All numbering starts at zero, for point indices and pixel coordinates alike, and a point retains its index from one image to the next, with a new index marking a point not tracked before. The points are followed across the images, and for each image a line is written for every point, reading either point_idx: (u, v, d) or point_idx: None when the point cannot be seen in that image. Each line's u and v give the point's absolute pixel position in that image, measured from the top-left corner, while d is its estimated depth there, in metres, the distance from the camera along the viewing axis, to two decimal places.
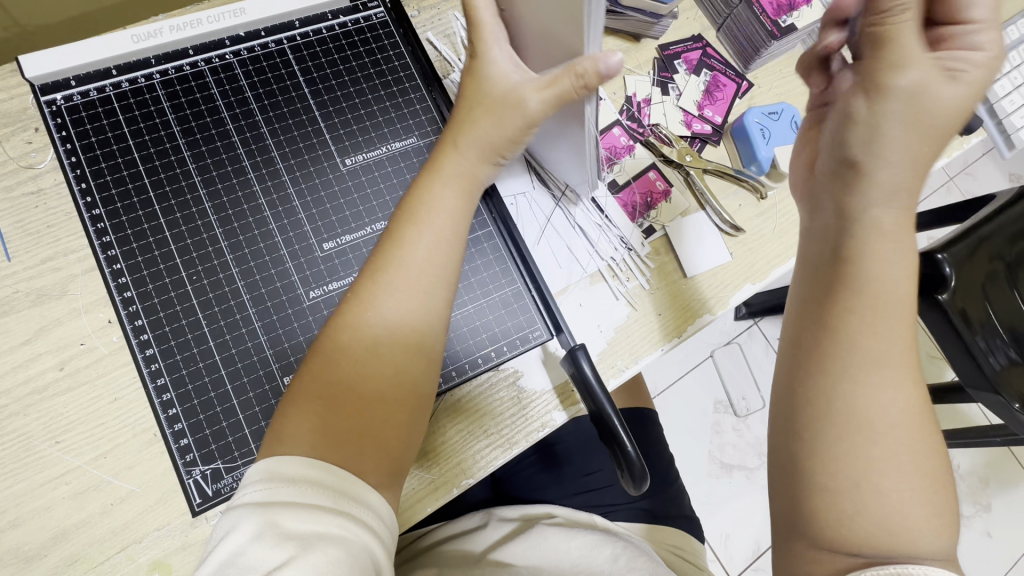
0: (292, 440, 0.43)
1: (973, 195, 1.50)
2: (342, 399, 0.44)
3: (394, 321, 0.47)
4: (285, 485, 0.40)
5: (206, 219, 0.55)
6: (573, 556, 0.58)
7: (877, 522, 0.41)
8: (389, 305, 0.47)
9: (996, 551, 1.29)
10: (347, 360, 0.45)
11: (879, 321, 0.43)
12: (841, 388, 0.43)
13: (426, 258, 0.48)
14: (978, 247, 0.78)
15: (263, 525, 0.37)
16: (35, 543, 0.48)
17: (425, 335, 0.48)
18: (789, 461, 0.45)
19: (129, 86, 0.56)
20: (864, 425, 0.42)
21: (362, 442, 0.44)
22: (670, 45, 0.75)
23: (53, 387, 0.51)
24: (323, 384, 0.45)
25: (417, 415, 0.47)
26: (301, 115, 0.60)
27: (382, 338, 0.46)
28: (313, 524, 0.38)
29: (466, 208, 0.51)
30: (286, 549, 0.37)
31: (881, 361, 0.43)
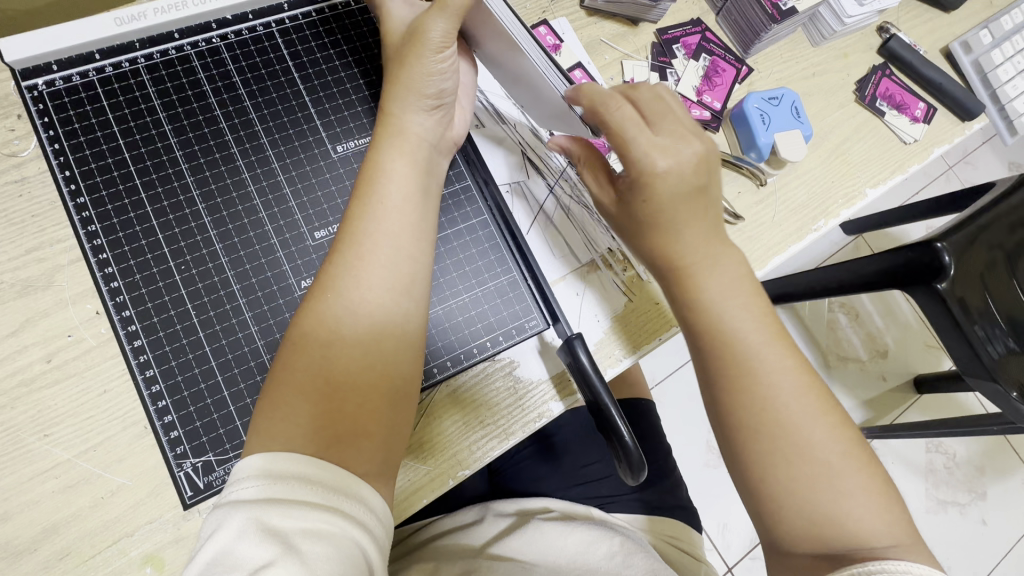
0: (273, 436, 0.42)
1: (972, 184, 1.49)
2: (319, 390, 0.43)
3: (358, 301, 0.46)
4: (273, 482, 0.39)
5: (194, 206, 0.54)
6: (570, 552, 0.58)
7: (809, 513, 0.45)
8: (354, 284, 0.46)
9: (991, 539, 1.30)
10: (313, 346, 0.44)
11: (742, 343, 0.49)
12: (753, 392, 0.48)
13: (387, 235, 0.48)
14: (976, 236, 0.77)
15: (249, 523, 0.37)
16: (24, 538, 0.47)
17: (390, 312, 0.47)
18: (745, 466, 0.49)
19: (113, 71, 0.55)
20: (783, 421, 0.47)
21: (348, 433, 0.43)
22: (668, 29, 0.74)
23: (41, 379, 0.50)
24: (297, 372, 0.44)
25: (395, 402, 0.46)
26: (291, 101, 0.59)
27: (347, 320, 0.45)
28: (301, 521, 0.37)
29: (414, 167, 0.50)
30: (273, 547, 0.36)
31: (758, 363, 0.49)
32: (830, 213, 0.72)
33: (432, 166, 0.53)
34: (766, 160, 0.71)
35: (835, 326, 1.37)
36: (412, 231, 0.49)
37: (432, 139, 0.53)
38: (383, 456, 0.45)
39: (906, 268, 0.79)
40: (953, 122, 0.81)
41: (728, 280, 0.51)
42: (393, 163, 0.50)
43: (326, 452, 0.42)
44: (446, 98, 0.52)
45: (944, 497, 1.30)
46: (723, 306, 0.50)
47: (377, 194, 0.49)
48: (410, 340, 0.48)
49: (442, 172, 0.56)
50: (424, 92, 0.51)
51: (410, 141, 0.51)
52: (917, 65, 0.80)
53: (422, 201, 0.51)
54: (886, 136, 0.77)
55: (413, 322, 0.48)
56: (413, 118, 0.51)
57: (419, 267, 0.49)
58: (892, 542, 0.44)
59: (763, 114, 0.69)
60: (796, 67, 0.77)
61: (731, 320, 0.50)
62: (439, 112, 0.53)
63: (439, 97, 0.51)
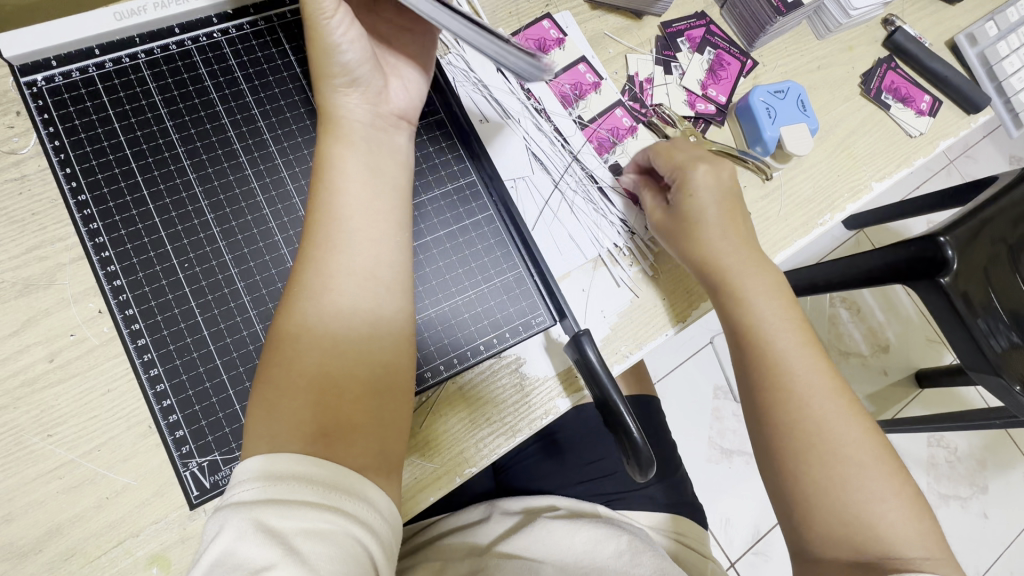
0: (256, 435, 0.42)
1: (973, 178, 1.49)
2: (304, 385, 0.43)
3: (324, 294, 0.46)
4: (269, 483, 0.39)
5: (196, 203, 0.53)
6: (577, 550, 0.58)
7: (838, 514, 0.47)
8: (316, 276, 0.46)
9: (993, 532, 1.30)
10: (299, 344, 0.44)
11: (780, 343, 0.53)
12: (791, 396, 0.51)
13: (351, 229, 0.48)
14: (981, 231, 0.77)
15: (249, 524, 0.36)
16: (29, 538, 0.47)
17: (364, 305, 0.47)
18: (781, 475, 0.50)
19: (113, 67, 0.54)
20: (818, 430, 0.49)
21: (346, 434, 0.43)
22: (673, 22, 0.73)
23: (43, 379, 0.49)
24: (292, 372, 0.43)
25: (382, 393, 0.46)
26: (294, 96, 0.58)
27: (337, 317, 0.46)
28: (301, 522, 0.37)
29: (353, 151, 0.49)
30: (274, 549, 0.36)
31: (794, 366, 0.52)
32: (836, 207, 0.72)
33: (377, 146, 0.51)
34: (772, 153, 0.70)
35: (837, 321, 1.37)
36: (362, 215, 0.48)
37: (368, 118, 0.51)
38: (378, 448, 0.44)
39: (910, 262, 0.78)
40: (958, 115, 0.80)
41: (764, 285, 0.55)
42: (333, 150, 0.49)
43: (312, 446, 0.41)
44: (362, 69, 0.49)
45: (946, 491, 1.30)
46: (759, 309, 0.54)
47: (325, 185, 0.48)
48: (390, 330, 0.48)
49: (399, 148, 0.53)
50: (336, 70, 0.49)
51: (341, 124, 0.50)
52: (922, 58, 0.79)
53: (374, 182, 0.50)
54: (891, 129, 0.77)
55: (383, 307, 0.47)
56: (340, 101, 0.50)
57: (387, 255, 0.49)
58: (926, 553, 0.46)
59: (769, 107, 0.68)
60: (801, 60, 0.76)
61: (765, 319, 0.54)
62: (364, 87, 0.51)
63: (348, 71, 0.49)
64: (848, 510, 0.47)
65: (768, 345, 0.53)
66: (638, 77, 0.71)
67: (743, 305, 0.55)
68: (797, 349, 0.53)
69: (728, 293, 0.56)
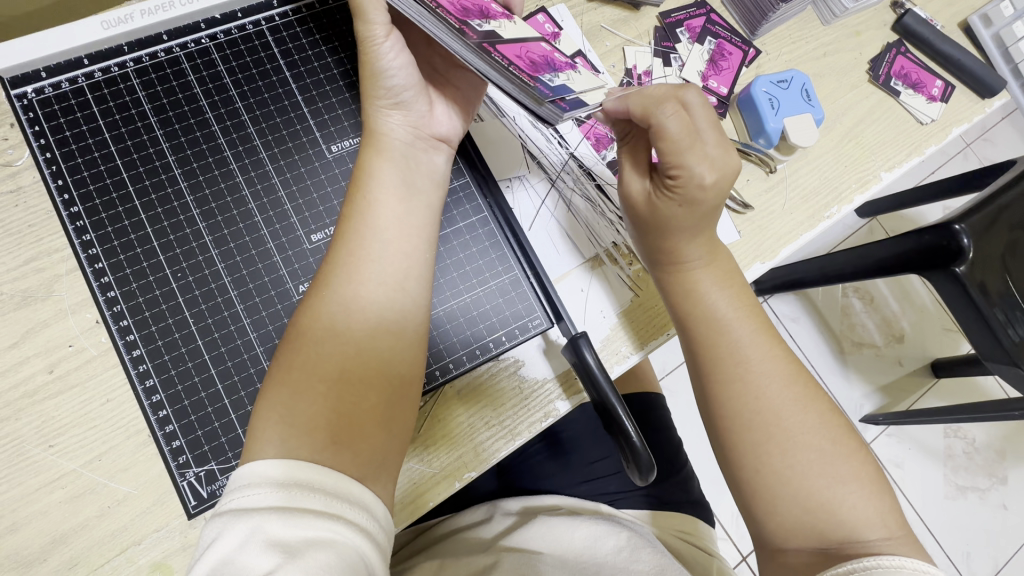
0: (262, 441, 0.41)
1: (991, 162, 1.44)
2: (320, 389, 0.43)
3: (349, 297, 0.46)
4: (270, 488, 0.38)
5: (189, 213, 0.53)
6: (577, 546, 0.58)
7: (802, 505, 0.45)
8: (347, 283, 0.46)
9: (1012, 524, 1.27)
10: (311, 347, 0.44)
11: (728, 336, 0.51)
12: (772, 401, 0.48)
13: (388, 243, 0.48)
14: (997, 217, 0.75)
15: (249, 531, 0.36)
16: (34, 548, 0.47)
17: (385, 310, 0.47)
18: (738, 477, 0.49)
19: (102, 77, 0.54)
20: (773, 426, 0.48)
21: (352, 442, 0.43)
22: (672, 12, 0.71)
23: (43, 390, 0.50)
24: (300, 378, 0.43)
25: (390, 400, 0.46)
26: (284, 101, 0.58)
27: (358, 321, 0.46)
28: (300, 529, 0.37)
29: (404, 175, 0.51)
30: (273, 556, 0.35)
31: (745, 360, 0.50)
32: (844, 199, 0.70)
33: (416, 164, 0.53)
34: (776, 146, 0.68)
35: (850, 312, 1.34)
36: (393, 224, 0.49)
37: (406, 138, 0.53)
38: (380, 456, 0.44)
39: (922, 252, 0.76)
40: (973, 99, 0.77)
41: (712, 277, 0.53)
42: (372, 162, 0.50)
43: (322, 453, 0.41)
44: (408, 94, 0.52)
45: (964, 482, 1.28)
46: (710, 303, 0.52)
47: (364, 196, 0.49)
48: (404, 336, 0.48)
49: (433, 168, 0.54)
50: (381, 92, 0.51)
51: (382, 140, 0.51)
52: (932, 41, 0.76)
53: (407, 197, 0.51)
54: (901, 116, 0.74)
55: (404, 316, 0.48)
56: (383, 120, 0.52)
57: (411, 263, 0.49)
58: (885, 534, 0.44)
59: (772, 98, 0.67)
60: (806, 47, 0.74)
61: (712, 310, 0.52)
62: (404, 109, 0.52)
63: (393, 93, 0.51)
64: (814, 501, 0.45)
65: (720, 336, 0.51)
66: (636, 71, 0.69)
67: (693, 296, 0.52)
68: (750, 341, 0.50)
69: (678, 287, 0.53)
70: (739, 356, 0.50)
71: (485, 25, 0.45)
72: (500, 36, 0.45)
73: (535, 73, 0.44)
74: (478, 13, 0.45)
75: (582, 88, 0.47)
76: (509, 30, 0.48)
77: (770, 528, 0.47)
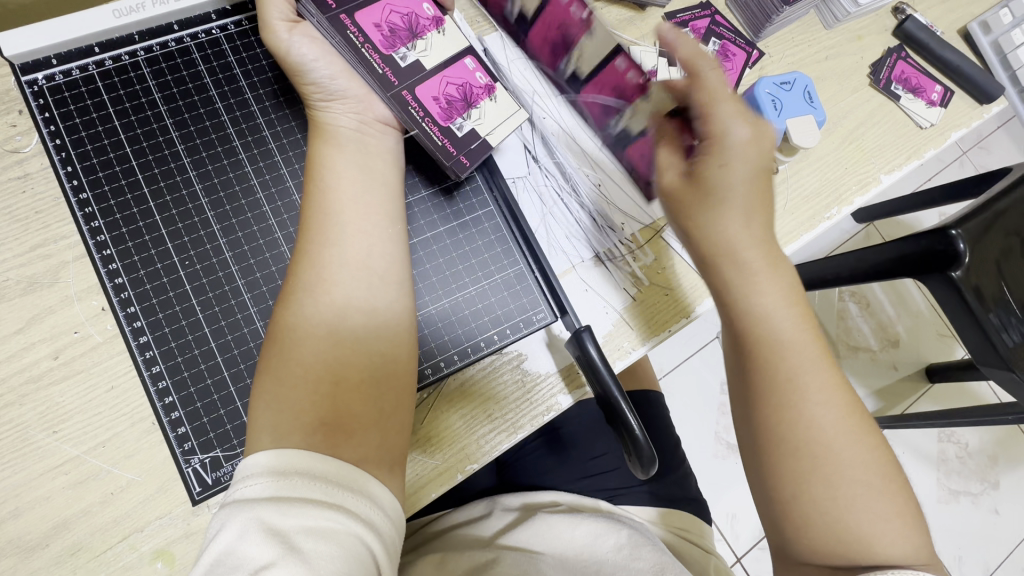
0: (260, 431, 0.42)
1: (987, 169, 1.46)
2: (307, 377, 0.44)
3: (319, 287, 0.46)
4: (275, 479, 0.39)
5: (197, 201, 0.53)
6: (578, 544, 0.58)
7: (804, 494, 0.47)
8: (311, 270, 0.47)
9: (1003, 529, 1.28)
10: (291, 335, 0.45)
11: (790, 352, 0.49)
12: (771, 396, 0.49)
13: (353, 226, 0.48)
14: (993, 222, 0.75)
15: (252, 523, 0.36)
16: (36, 533, 0.47)
17: (353, 293, 0.47)
18: None
19: (113, 65, 0.54)
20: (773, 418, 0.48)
21: (346, 427, 0.43)
22: (677, 13, 0.72)
23: (49, 376, 0.50)
24: (290, 366, 0.44)
25: (377, 382, 0.46)
26: (292, 92, 0.58)
27: (331, 304, 0.46)
28: (304, 520, 0.37)
29: (363, 162, 0.51)
30: (274, 548, 0.36)
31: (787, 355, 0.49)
32: (844, 201, 0.71)
33: (369, 147, 0.52)
34: (778, 146, 0.69)
35: (846, 315, 1.35)
36: (355, 212, 0.49)
37: (353, 126, 0.52)
38: (376, 439, 0.44)
39: (919, 254, 0.77)
40: (971, 105, 0.78)
41: (775, 293, 0.50)
42: (323, 151, 0.51)
43: (313, 438, 0.42)
44: (339, 84, 0.52)
45: (957, 486, 1.29)
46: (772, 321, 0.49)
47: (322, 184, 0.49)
48: (382, 316, 0.48)
49: (390, 150, 0.53)
50: (314, 88, 0.52)
51: (328, 130, 0.51)
52: (932, 47, 0.77)
53: (364, 178, 0.50)
54: (901, 121, 0.75)
55: (378, 298, 0.48)
56: (326, 113, 0.52)
57: (376, 244, 0.49)
58: None
59: (775, 99, 0.67)
60: (809, 51, 0.75)
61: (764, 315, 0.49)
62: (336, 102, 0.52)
63: (323, 86, 0.52)
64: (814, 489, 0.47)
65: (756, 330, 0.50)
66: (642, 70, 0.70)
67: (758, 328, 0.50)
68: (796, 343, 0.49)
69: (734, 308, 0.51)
70: (777, 354, 0.49)
71: (408, 57, 0.52)
72: (422, 70, 0.53)
73: (446, 119, 0.54)
74: (404, 39, 0.52)
75: (491, 126, 0.55)
76: (434, 48, 0.54)
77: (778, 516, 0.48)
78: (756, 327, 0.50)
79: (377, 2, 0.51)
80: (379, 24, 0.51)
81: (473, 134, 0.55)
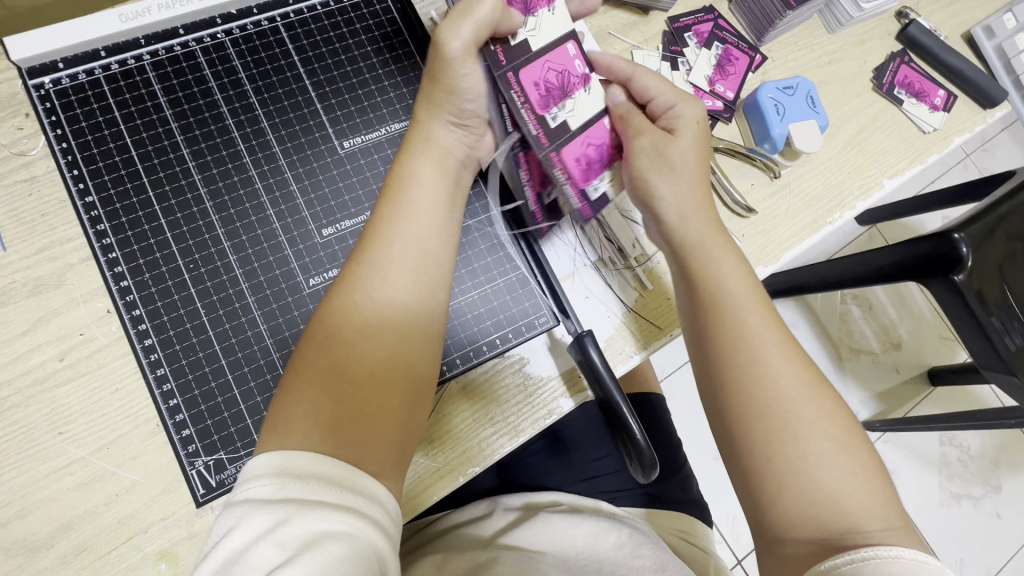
0: (287, 434, 0.42)
1: (991, 172, 1.46)
2: (332, 382, 0.44)
3: (388, 305, 0.47)
4: (291, 480, 0.39)
5: (202, 205, 0.54)
6: (578, 543, 0.59)
7: (807, 494, 0.45)
8: (383, 287, 0.47)
9: (1005, 533, 1.28)
10: (342, 346, 0.45)
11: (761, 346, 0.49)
12: None
13: (427, 248, 0.49)
14: (996, 226, 0.75)
15: (266, 523, 0.36)
16: (42, 534, 0.48)
17: (416, 319, 0.48)
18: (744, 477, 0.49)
19: (118, 68, 0.54)
20: None
21: (379, 442, 0.44)
22: (680, 17, 0.72)
23: (54, 378, 0.50)
24: (335, 376, 0.44)
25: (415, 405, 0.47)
26: (297, 96, 0.58)
27: (391, 319, 0.47)
28: (318, 521, 0.37)
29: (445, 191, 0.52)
30: (287, 547, 0.36)
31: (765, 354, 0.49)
32: (846, 205, 0.71)
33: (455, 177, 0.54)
34: (780, 151, 0.69)
35: (848, 319, 1.35)
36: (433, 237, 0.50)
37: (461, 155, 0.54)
38: (396, 456, 0.45)
39: (921, 258, 0.77)
40: (974, 110, 0.78)
41: (732, 262, 0.52)
42: (419, 168, 0.51)
43: (339, 450, 0.42)
44: (472, 117, 0.52)
45: (958, 490, 1.29)
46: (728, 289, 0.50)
47: (410, 200, 0.49)
48: (432, 342, 0.49)
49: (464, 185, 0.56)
50: (454, 108, 0.51)
51: (434, 151, 0.52)
52: (936, 51, 0.77)
53: (443, 205, 0.51)
54: (904, 125, 0.75)
55: (434, 326, 0.49)
56: (446, 132, 0.52)
57: (441, 271, 0.50)
58: (885, 525, 0.44)
59: (777, 104, 0.68)
60: (812, 55, 0.75)
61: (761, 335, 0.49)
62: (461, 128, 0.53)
63: (462, 115, 0.51)
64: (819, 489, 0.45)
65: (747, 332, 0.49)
66: None
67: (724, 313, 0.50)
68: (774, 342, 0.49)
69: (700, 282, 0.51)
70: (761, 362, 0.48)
71: (558, 118, 0.48)
72: (569, 129, 0.48)
73: (585, 182, 0.50)
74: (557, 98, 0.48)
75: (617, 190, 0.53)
76: (582, 103, 0.49)
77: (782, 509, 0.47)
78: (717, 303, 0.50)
79: (537, 58, 0.48)
80: (536, 83, 0.48)
81: (604, 198, 0.51)
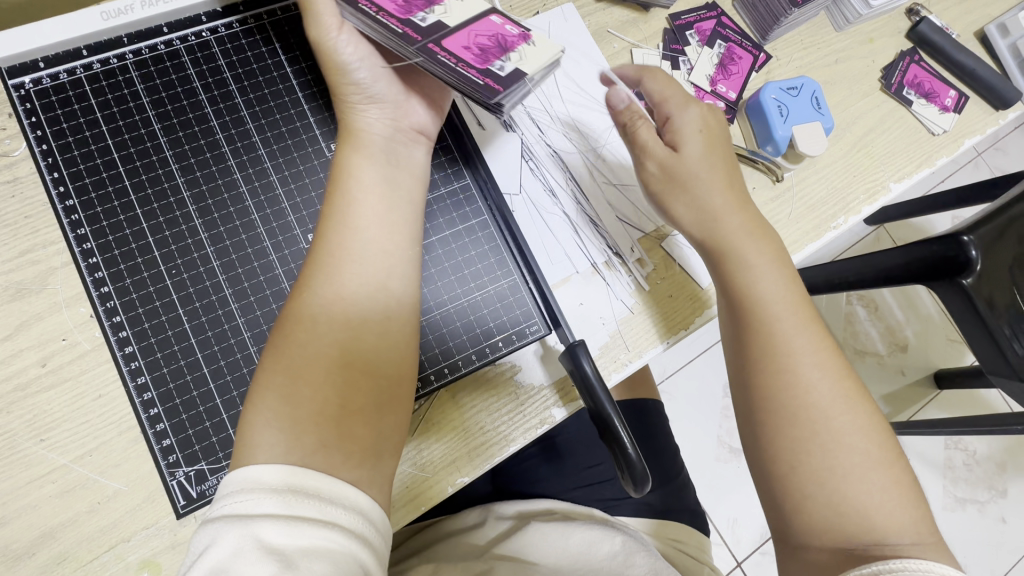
0: (252, 449, 0.40)
1: (1002, 172, 1.42)
2: (294, 391, 0.42)
3: (335, 302, 0.44)
4: (267, 495, 0.37)
5: (185, 209, 0.53)
6: (572, 553, 0.58)
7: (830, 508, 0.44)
8: (328, 287, 0.44)
9: (1010, 538, 1.26)
10: (295, 353, 0.43)
11: (793, 353, 0.48)
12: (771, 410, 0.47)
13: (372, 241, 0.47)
14: (1007, 228, 0.73)
15: (246, 541, 0.35)
16: (23, 542, 0.47)
17: (371, 310, 0.45)
18: None
19: (100, 68, 0.53)
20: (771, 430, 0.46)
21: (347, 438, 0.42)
22: (681, 14, 0.70)
23: (36, 384, 0.49)
24: (299, 383, 0.42)
25: (381, 403, 0.44)
26: (283, 96, 0.57)
27: (352, 310, 0.45)
28: (298, 539, 0.36)
29: (389, 181, 0.49)
30: (270, 564, 0.35)
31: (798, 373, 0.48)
32: (851, 209, 0.69)
33: (400, 158, 0.51)
34: (783, 153, 0.67)
35: (853, 320, 1.33)
36: (380, 228, 0.47)
37: (386, 133, 0.50)
38: (372, 464, 0.43)
39: (930, 261, 0.75)
40: (986, 110, 0.76)
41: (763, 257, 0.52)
42: (351, 161, 0.48)
43: (313, 459, 0.40)
44: (378, 85, 0.49)
45: (963, 494, 1.27)
46: (762, 291, 0.51)
47: (344, 195, 0.47)
48: (393, 334, 0.46)
49: (416, 163, 0.52)
50: (352, 88, 0.48)
51: (361, 137, 0.49)
52: (947, 49, 0.75)
53: (390, 193, 0.49)
54: (913, 127, 0.73)
55: (394, 305, 0.47)
56: (360, 116, 0.49)
57: (394, 262, 0.47)
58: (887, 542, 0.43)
59: (781, 105, 0.66)
60: (819, 53, 0.73)
61: (785, 338, 0.49)
62: (393, 109, 0.50)
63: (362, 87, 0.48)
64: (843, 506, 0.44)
65: (771, 328, 0.49)
66: None
67: (761, 325, 0.50)
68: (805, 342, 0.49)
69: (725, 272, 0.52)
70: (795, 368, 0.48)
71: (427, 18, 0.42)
72: (446, 27, 0.42)
73: (484, 63, 0.41)
74: (497, 52, 0.41)
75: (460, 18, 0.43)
76: (456, 10, 0.43)
77: (787, 515, 0.46)
78: (760, 315, 0.50)
79: (463, 27, 0.42)
80: (469, 45, 0.41)
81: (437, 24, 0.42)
